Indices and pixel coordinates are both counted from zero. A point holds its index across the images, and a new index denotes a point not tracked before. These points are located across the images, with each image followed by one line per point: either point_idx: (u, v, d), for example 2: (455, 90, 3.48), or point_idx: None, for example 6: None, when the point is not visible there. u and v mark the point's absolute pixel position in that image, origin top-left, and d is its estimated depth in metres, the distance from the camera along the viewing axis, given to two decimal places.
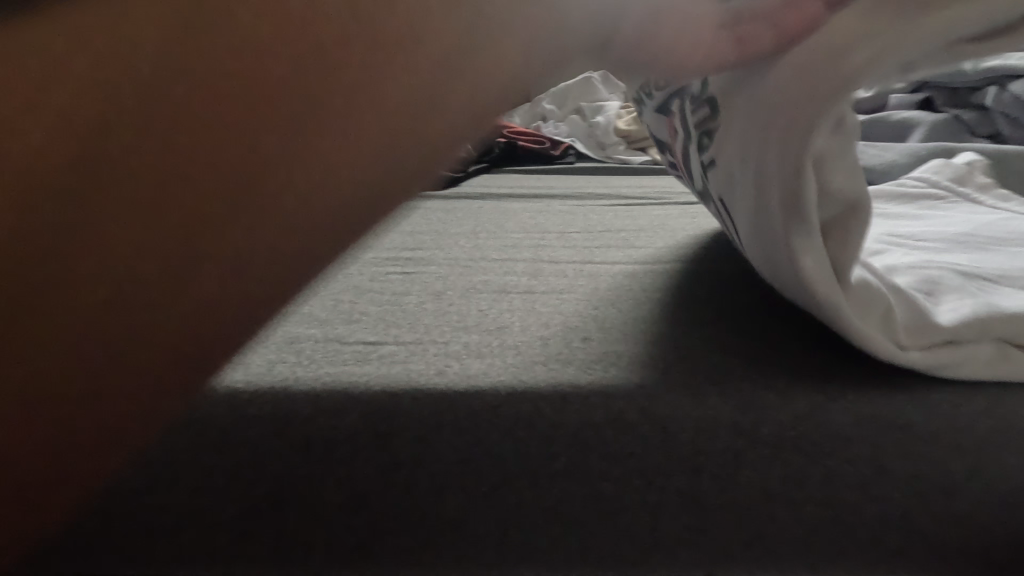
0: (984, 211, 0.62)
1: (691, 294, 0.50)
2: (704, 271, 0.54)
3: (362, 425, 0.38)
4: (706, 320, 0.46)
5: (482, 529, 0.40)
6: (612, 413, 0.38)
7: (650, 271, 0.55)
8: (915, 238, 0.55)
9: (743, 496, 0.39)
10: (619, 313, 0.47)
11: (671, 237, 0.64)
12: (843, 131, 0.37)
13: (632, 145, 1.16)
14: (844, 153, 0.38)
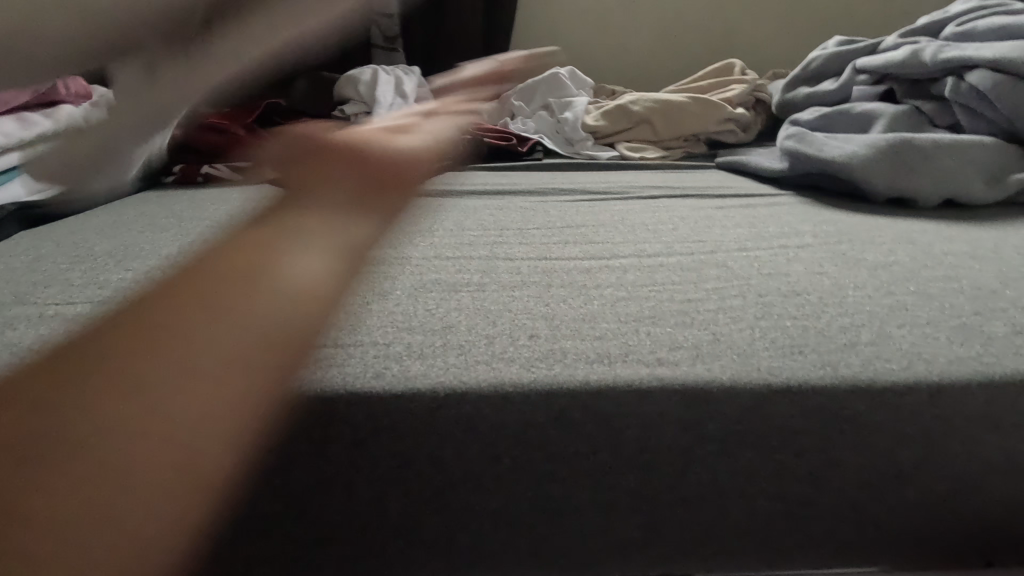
0: (923, 225, 0.62)
1: (646, 290, 0.49)
2: (660, 265, 0.53)
3: (295, 431, 0.36)
4: (659, 314, 0.44)
5: (429, 536, 0.39)
6: (556, 415, 0.37)
7: (606, 266, 0.54)
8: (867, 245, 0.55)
9: (696, 494, 0.39)
10: (571, 307, 0.46)
11: (627, 234, 0.63)
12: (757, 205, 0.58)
13: (601, 141, 1.15)
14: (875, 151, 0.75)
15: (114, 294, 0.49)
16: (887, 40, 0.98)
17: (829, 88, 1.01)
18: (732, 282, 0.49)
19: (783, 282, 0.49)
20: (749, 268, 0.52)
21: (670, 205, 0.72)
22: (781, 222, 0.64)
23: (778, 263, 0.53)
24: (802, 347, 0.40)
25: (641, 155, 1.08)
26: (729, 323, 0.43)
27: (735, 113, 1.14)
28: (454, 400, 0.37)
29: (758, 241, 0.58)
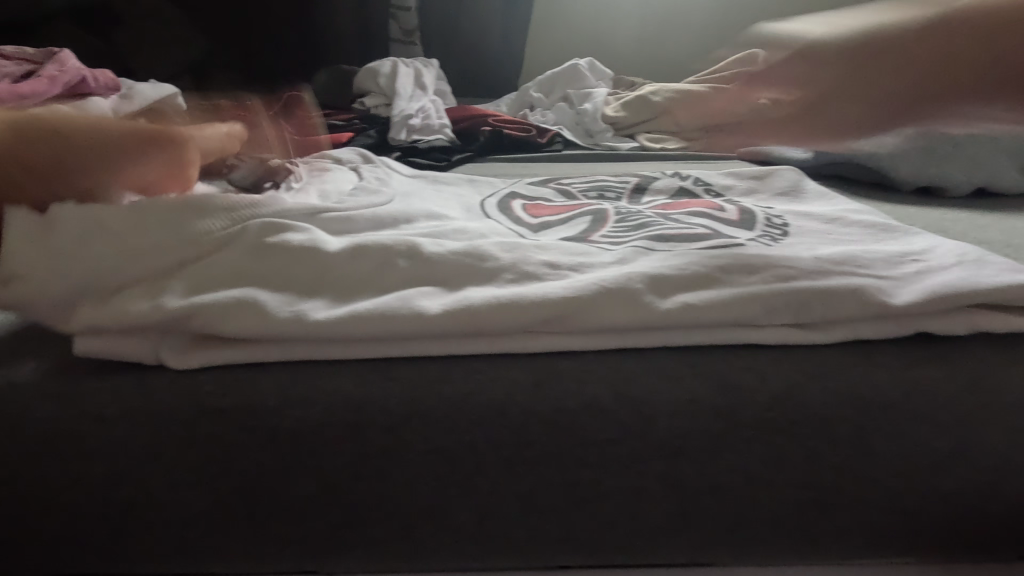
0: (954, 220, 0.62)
1: (684, 249, 0.47)
2: (692, 229, 0.52)
3: (331, 416, 0.37)
4: (712, 278, 0.42)
5: (458, 522, 0.39)
6: (587, 400, 0.37)
7: (640, 228, 0.53)
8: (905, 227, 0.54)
9: (727, 483, 0.39)
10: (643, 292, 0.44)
11: (645, 202, 0.63)
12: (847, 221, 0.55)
13: (620, 132, 1.15)
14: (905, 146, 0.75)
15: None
16: None
17: None
18: (778, 251, 0.48)
19: (828, 254, 0.47)
20: (808, 244, 0.50)
21: (685, 176, 0.72)
22: (804, 200, 0.64)
23: (823, 240, 0.51)
24: (844, 331, 0.40)
25: (662, 145, 1.07)
26: (782, 279, 0.42)
27: None
28: (486, 387, 0.37)
29: (819, 223, 0.56)
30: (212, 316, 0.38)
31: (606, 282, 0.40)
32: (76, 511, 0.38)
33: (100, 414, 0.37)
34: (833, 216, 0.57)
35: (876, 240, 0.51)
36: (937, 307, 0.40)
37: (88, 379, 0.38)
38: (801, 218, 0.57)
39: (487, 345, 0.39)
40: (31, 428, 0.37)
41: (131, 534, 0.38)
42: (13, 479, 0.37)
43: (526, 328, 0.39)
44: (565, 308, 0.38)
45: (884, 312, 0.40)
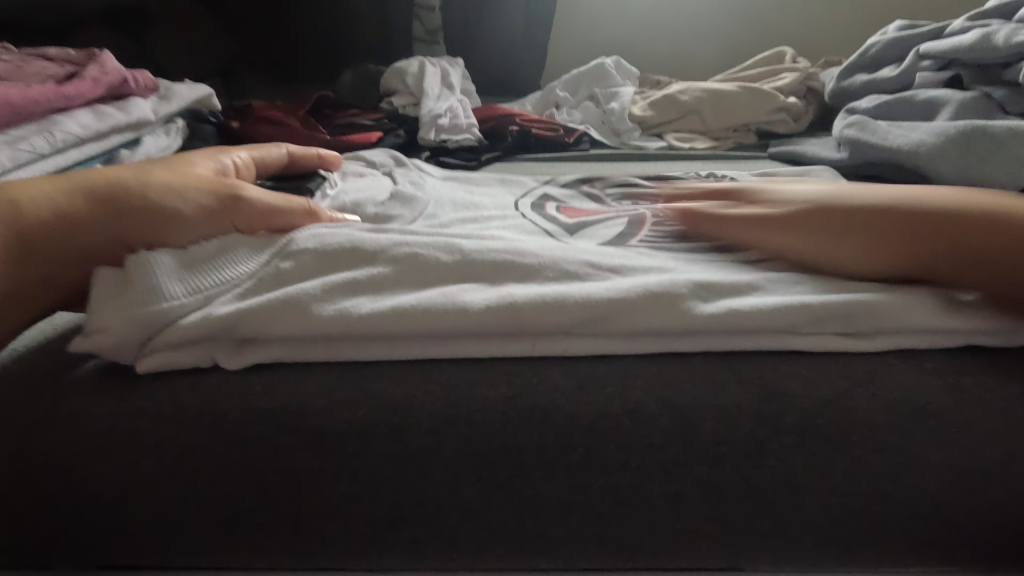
0: None
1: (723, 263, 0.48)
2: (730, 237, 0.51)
3: (375, 418, 0.37)
4: (757, 285, 0.41)
5: (497, 523, 0.39)
6: (630, 406, 0.37)
7: (677, 239, 0.53)
8: None
9: (768, 489, 0.38)
10: None
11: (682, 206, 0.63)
12: None
13: (647, 131, 1.14)
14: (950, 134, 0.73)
15: None
16: (953, 24, 0.95)
17: (889, 75, 0.97)
18: None
19: None
20: None
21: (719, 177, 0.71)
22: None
23: None
24: (890, 339, 0.40)
25: (689, 145, 1.06)
26: (827, 288, 0.41)
27: (786, 102, 1.11)
28: (526, 390, 0.38)
29: None
30: (265, 325, 0.38)
31: (649, 287, 0.40)
32: (126, 506, 0.39)
33: (151, 413, 0.37)
34: None
35: None
36: (988, 315, 0.40)
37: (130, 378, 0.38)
38: None
39: (529, 347, 0.39)
40: (88, 426, 0.38)
41: (181, 527, 0.39)
42: (67, 473, 0.38)
43: (567, 329, 0.39)
44: (607, 310, 0.38)
45: (932, 319, 0.39)
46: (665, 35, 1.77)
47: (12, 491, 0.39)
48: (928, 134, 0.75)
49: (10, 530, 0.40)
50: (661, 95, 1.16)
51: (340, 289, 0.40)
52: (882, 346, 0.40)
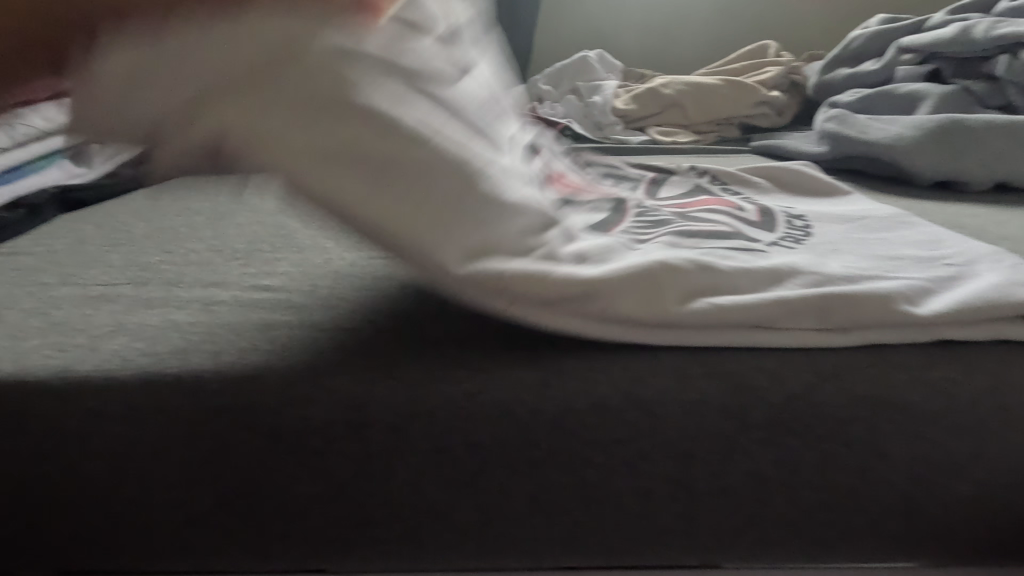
0: (973, 218, 0.61)
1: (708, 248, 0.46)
2: (714, 229, 0.50)
3: (334, 415, 0.36)
4: (737, 281, 0.40)
5: (464, 522, 0.39)
6: (596, 400, 0.36)
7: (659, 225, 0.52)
8: (924, 228, 0.53)
9: (738, 484, 0.38)
10: None
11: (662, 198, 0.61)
12: (861, 225, 0.54)
13: (630, 125, 1.13)
14: (928, 129, 0.73)
15: (141, 275, 0.48)
16: (932, 17, 0.95)
17: (870, 68, 0.98)
18: (798, 253, 0.47)
19: (845, 258, 0.46)
20: (824, 246, 0.49)
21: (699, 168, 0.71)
22: (832, 201, 0.64)
23: (839, 243, 0.50)
24: (867, 334, 0.39)
25: (671, 139, 1.05)
26: (808, 285, 0.40)
27: (769, 95, 1.10)
28: (489, 386, 0.36)
29: (835, 224, 0.55)
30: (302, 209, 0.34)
31: (635, 271, 0.38)
32: (78, 509, 0.37)
33: (98, 411, 0.36)
34: (848, 220, 0.56)
35: (889, 243, 0.51)
36: (959, 309, 0.39)
37: (75, 373, 0.36)
38: (819, 218, 0.56)
39: (506, 310, 0.36)
40: (34, 424, 0.36)
41: (135, 530, 0.38)
42: (16, 475, 0.37)
43: (548, 301, 0.36)
44: (594, 288, 0.37)
45: (908, 317, 0.39)
46: (650, 29, 1.76)
47: None
48: (907, 127, 0.75)
49: None
50: (644, 88, 1.15)
51: (348, 161, 0.33)
52: (854, 337, 0.39)
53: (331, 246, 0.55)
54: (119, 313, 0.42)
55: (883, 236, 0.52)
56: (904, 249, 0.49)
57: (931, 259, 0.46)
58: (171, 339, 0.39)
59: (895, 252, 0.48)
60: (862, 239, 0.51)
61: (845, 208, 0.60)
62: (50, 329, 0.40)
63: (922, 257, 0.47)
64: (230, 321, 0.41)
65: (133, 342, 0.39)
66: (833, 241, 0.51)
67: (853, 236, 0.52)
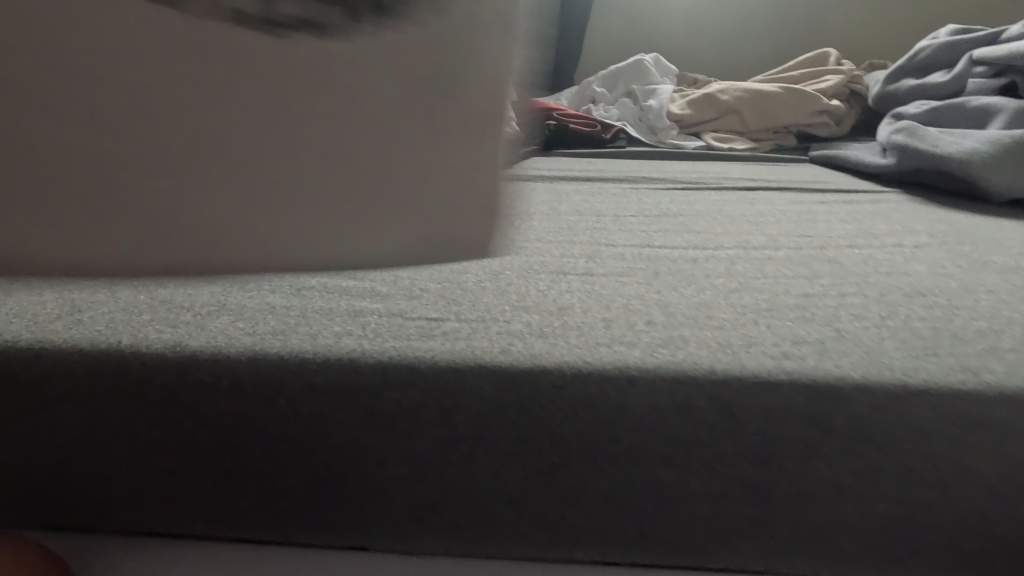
0: None
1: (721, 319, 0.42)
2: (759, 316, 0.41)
3: (425, 399, 0.37)
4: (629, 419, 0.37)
5: (537, 511, 0.40)
6: (680, 400, 0.37)
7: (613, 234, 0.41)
8: (1003, 262, 0.53)
9: (814, 492, 0.38)
10: (729, 312, 0.44)
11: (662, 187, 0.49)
12: (934, 256, 0.55)
13: (685, 130, 1.13)
14: (1005, 145, 0.71)
15: None
16: (1010, 28, 0.92)
17: (940, 79, 0.95)
18: (883, 291, 0.48)
19: (923, 295, 0.48)
20: (901, 280, 0.50)
21: (767, 201, 0.73)
22: (904, 227, 0.64)
23: (920, 277, 0.51)
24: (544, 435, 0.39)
25: (728, 146, 1.05)
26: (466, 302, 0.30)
27: (830, 104, 1.09)
28: (576, 380, 0.37)
29: (912, 256, 0.55)
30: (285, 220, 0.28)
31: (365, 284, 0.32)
32: (182, 476, 0.40)
33: (207, 385, 0.38)
34: (922, 252, 0.56)
35: (966, 274, 0.51)
36: None
37: (185, 346, 0.38)
38: (896, 251, 0.57)
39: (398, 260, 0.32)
40: (150, 393, 0.38)
41: (233, 498, 0.41)
42: (126, 442, 0.40)
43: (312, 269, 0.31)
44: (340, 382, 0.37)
45: (1004, 357, 0.38)
46: None
47: (78, 458, 0.41)
48: (981, 141, 0.73)
49: (74, 495, 0.42)
50: (702, 92, 1.14)
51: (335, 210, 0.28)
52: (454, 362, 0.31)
53: None
54: (219, 293, 0.44)
55: (960, 266, 0.53)
56: (980, 281, 0.49)
57: (1013, 296, 0.46)
58: (269, 319, 0.41)
59: (973, 284, 0.49)
60: (940, 271, 0.52)
61: (920, 239, 0.60)
62: (158, 304, 0.43)
63: (1003, 294, 0.47)
64: (321, 305, 0.43)
65: (233, 320, 0.41)
66: (913, 275, 0.51)
67: (931, 268, 0.53)
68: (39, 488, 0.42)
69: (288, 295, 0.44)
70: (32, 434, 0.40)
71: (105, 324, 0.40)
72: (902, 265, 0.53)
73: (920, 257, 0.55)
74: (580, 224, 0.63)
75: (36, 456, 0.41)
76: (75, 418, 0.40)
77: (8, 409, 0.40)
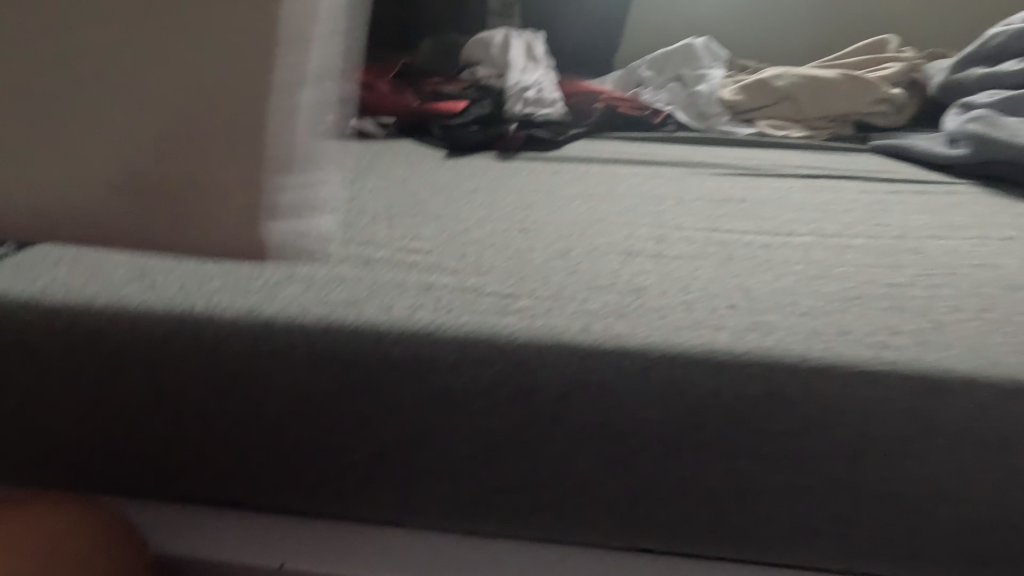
0: None
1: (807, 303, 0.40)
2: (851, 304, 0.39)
3: (501, 377, 0.36)
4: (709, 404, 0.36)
5: (609, 499, 0.39)
6: (771, 389, 0.35)
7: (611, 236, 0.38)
8: None
9: (907, 491, 0.36)
10: (814, 300, 0.42)
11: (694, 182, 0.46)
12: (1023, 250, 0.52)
13: (736, 117, 1.09)
14: None
15: None
16: None
17: (1013, 68, 0.91)
18: (974, 283, 0.45)
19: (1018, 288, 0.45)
20: (992, 273, 0.47)
21: (834, 190, 0.70)
22: (983, 219, 0.61)
23: (1011, 270, 0.48)
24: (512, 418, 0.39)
25: (783, 133, 1.01)
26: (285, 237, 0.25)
27: (891, 93, 1.05)
28: (661, 362, 0.35)
29: (998, 248, 0.53)
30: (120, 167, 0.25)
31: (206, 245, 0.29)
32: (248, 446, 0.40)
33: (280, 354, 0.37)
34: (1008, 245, 0.53)
35: None
36: None
37: (258, 314, 0.38)
38: (981, 244, 0.54)
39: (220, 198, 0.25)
40: (221, 360, 0.38)
41: (298, 470, 0.40)
42: (194, 410, 0.39)
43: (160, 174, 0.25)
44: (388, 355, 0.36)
45: None
46: None
47: (146, 425, 0.40)
48: None
49: (140, 462, 0.42)
50: (755, 78, 1.10)
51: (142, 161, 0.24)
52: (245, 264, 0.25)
53: (466, 216, 0.56)
54: (285, 264, 0.43)
55: None
56: None
57: None
58: (338, 290, 0.40)
59: None
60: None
61: (1003, 232, 0.57)
62: (225, 272, 0.42)
63: None
64: (389, 278, 0.42)
65: (303, 290, 0.40)
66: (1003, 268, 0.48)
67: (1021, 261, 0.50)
68: (106, 453, 0.42)
69: (356, 267, 0.43)
70: (102, 399, 0.40)
71: (176, 290, 0.40)
72: (989, 257, 0.50)
73: (1007, 249, 0.52)
74: (643, 207, 0.61)
75: (106, 420, 0.41)
76: (145, 383, 0.39)
77: (82, 374, 0.40)
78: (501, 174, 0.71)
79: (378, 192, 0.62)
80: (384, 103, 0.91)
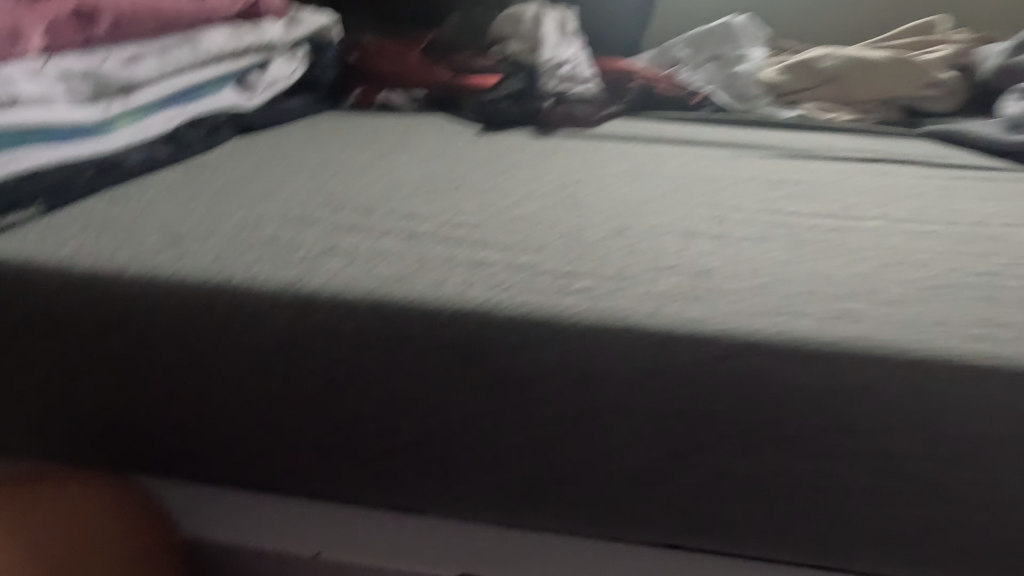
0: None
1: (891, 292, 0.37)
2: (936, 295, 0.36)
3: (563, 361, 0.33)
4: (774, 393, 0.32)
5: (671, 495, 0.36)
6: (862, 382, 0.32)
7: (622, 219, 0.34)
8: None
9: (1002, 499, 0.33)
10: (898, 287, 0.38)
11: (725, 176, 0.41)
12: None
13: (779, 99, 1.04)
14: None
15: (331, 201, 0.47)
16: None
17: None
18: None
19: None
20: None
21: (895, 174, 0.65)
22: None
23: None
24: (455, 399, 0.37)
25: (829, 116, 0.96)
26: None
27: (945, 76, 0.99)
28: (740, 350, 0.32)
29: None
30: None
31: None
32: (286, 426, 0.37)
33: (324, 329, 0.35)
34: None
35: None
36: None
37: (301, 286, 0.35)
38: None
39: None
40: (261, 334, 0.35)
41: (338, 454, 0.38)
42: (231, 387, 0.37)
43: None
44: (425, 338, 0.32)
45: None
46: None
47: (179, 402, 0.38)
48: None
49: (171, 440, 0.40)
50: (800, 58, 1.05)
51: None
52: None
53: (508, 191, 0.52)
54: (325, 235, 0.41)
55: None
56: None
57: None
58: (384, 264, 0.37)
59: None
60: None
61: None
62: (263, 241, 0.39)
63: None
64: (437, 252, 0.39)
65: (347, 262, 0.37)
66: None
67: None
68: (136, 430, 0.40)
69: (400, 241, 0.41)
70: (133, 372, 0.38)
71: (213, 259, 0.37)
72: None
73: None
74: (695, 186, 0.57)
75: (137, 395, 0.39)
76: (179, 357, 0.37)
77: (112, 345, 0.37)
78: (540, 151, 0.68)
79: (413, 166, 0.59)
80: (414, 75, 0.88)
